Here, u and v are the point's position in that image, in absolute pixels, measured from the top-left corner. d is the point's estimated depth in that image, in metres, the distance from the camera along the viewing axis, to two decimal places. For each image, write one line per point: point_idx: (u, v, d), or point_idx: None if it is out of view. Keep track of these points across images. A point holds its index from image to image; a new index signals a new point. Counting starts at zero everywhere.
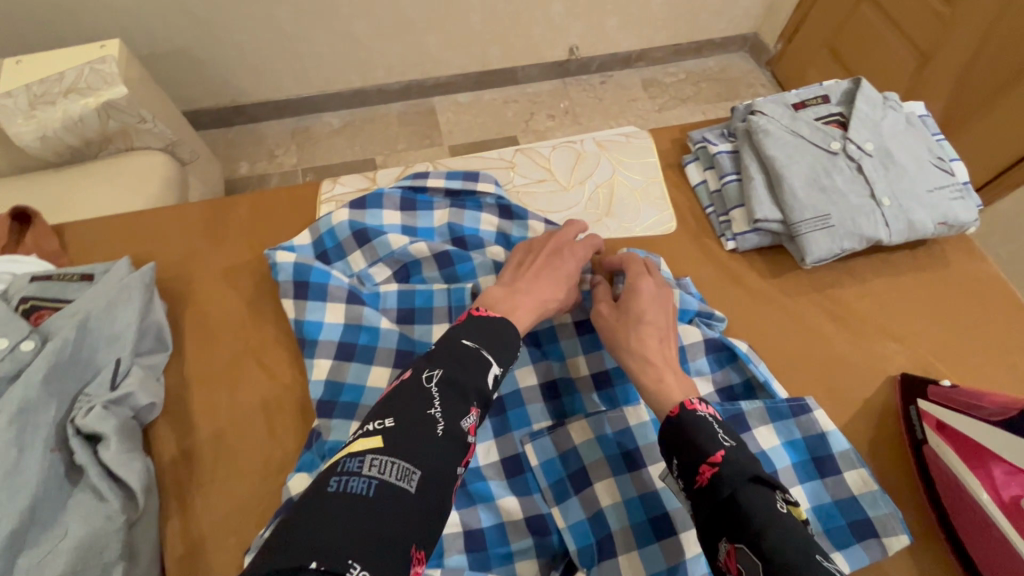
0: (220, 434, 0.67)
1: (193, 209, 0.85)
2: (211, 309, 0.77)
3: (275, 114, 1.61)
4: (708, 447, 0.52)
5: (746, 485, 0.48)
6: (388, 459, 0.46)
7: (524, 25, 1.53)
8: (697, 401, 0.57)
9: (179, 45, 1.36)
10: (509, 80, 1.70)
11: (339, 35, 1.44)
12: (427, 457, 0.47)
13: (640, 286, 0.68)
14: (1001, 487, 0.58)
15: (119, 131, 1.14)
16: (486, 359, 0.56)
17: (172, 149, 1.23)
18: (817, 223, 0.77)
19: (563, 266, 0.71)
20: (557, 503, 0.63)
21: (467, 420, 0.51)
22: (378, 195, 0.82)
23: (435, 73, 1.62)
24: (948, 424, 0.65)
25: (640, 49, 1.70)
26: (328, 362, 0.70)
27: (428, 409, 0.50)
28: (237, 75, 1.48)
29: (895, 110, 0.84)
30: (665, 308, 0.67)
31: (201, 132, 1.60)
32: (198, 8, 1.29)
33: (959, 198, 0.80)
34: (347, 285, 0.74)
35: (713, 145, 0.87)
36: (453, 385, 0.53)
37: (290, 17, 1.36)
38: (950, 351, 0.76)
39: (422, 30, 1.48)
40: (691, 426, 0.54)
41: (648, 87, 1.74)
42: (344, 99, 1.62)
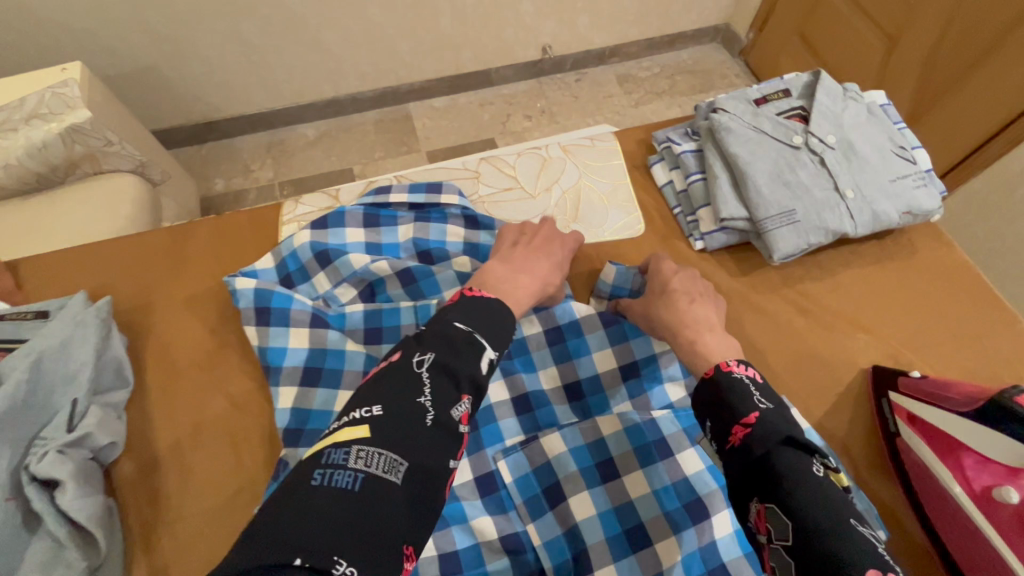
0: (187, 470, 0.66)
1: (151, 237, 0.83)
2: (173, 340, 0.75)
3: (248, 128, 1.59)
4: (742, 409, 0.54)
5: (779, 446, 0.51)
6: (374, 450, 0.45)
7: (495, 27, 1.52)
8: (733, 363, 0.59)
9: (145, 64, 1.34)
10: (484, 83, 1.68)
11: (309, 47, 1.41)
12: (416, 449, 0.47)
13: (662, 265, 0.72)
14: (973, 478, 0.57)
15: (86, 155, 1.10)
16: (479, 342, 0.55)
17: (142, 170, 1.20)
18: (783, 219, 0.77)
19: (555, 252, 0.72)
20: (532, 520, 0.64)
21: (457, 409, 0.50)
22: (339, 214, 0.80)
23: (408, 79, 1.60)
24: (919, 415, 0.65)
25: (614, 44, 1.70)
26: (293, 389, 0.68)
27: (419, 398, 0.49)
28: (206, 92, 1.45)
29: (856, 101, 0.84)
30: (689, 276, 0.71)
31: (173, 151, 1.57)
32: (162, 25, 1.27)
33: (922, 186, 0.80)
34: (310, 309, 0.73)
35: (677, 145, 0.87)
36: (446, 370, 0.52)
37: (256, 31, 1.34)
38: (920, 340, 0.76)
39: (392, 36, 1.46)
40: (727, 388, 0.56)
41: (623, 83, 1.73)
42: (317, 110, 1.60)
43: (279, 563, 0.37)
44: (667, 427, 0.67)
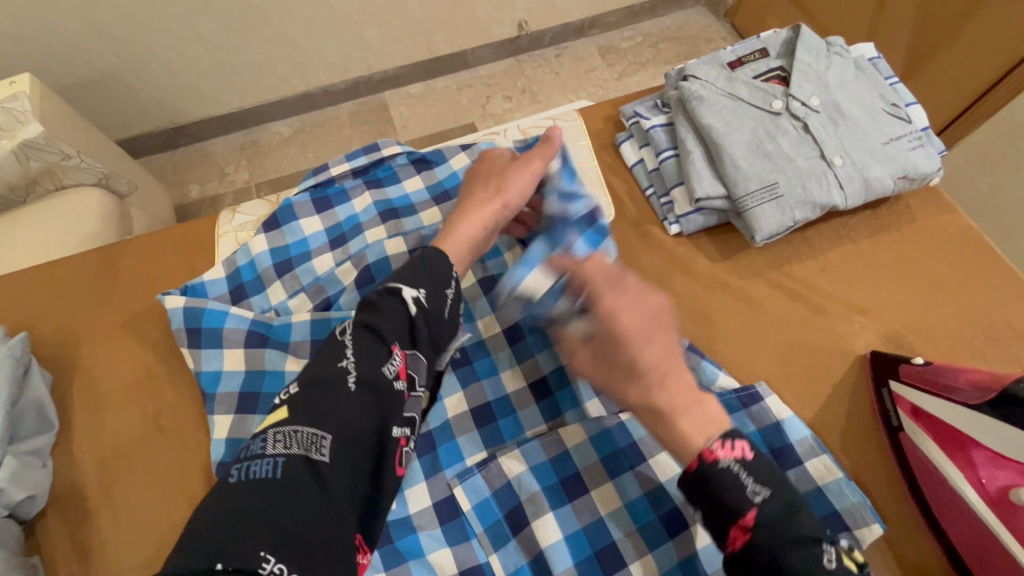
0: (121, 518, 0.60)
1: (74, 261, 0.76)
2: (103, 374, 0.68)
3: (219, 130, 1.50)
4: (736, 511, 0.44)
5: (785, 548, 0.42)
6: (291, 429, 0.44)
7: (467, 5, 1.41)
8: (717, 445, 0.46)
9: (104, 70, 1.25)
10: (460, 65, 1.58)
11: (271, 40, 1.32)
12: (339, 420, 0.45)
13: (619, 324, 0.51)
14: (986, 480, 0.51)
15: (43, 171, 1.02)
16: (395, 287, 0.54)
17: (106, 183, 1.12)
18: (765, 195, 0.69)
19: (492, 165, 0.69)
20: (496, 550, 0.57)
21: (388, 367, 0.50)
22: (287, 208, 0.75)
23: (379, 67, 1.50)
24: (922, 408, 0.58)
25: (593, 15, 1.59)
26: (228, 418, 0.62)
27: (340, 362, 0.49)
28: (170, 95, 1.36)
29: (842, 56, 0.76)
30: (655, 333, 0.51)
31: (142, 159, 1.50)
32: (113, 28, 1.18)
33: (919, 146, 0.72)
34: (246, 326, 0.66)
35: (645, 120, 0.78)
36: (368, 327, 0.51)
37: (215, 27, 1.24)
38: (924, 319, 0.68)
39: (358, 23, 1.35)
40: (713, 484, 0.45)
41: (605, 55, 1.63)
42: (289, 106, 1.51)
43: (200, 568, 0.36)
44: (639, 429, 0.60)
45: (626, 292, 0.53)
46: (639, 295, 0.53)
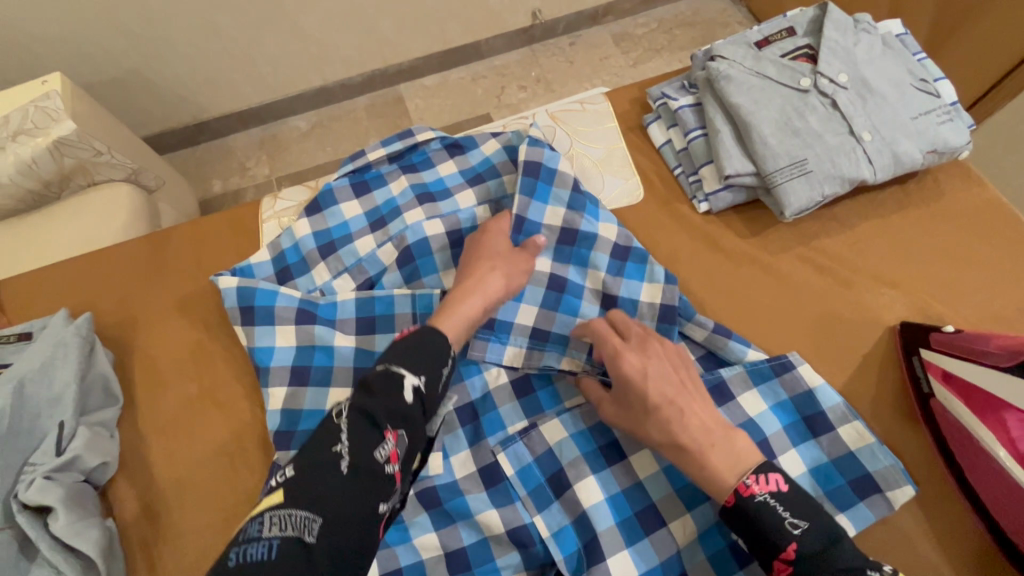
0: (184, 484, 0.64)
1: (126, 246, 0.80)
2: (160, 351, 0.72)
3: (240, 125, 1.54)
4: (776, 543, 0.49)
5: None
6: (284, 513, 0.43)
7: None
8: (751, 481, 0.51)
9: (129, 68, 1.30)
10: (475, 56, 1.60)
11: (289, 34, 1.34)
12: (332, 503, 0.44)
13: (622, 367, 0.57)
14: (1018, 440, 0.52)
15: (76, 168, 1.03)
16: (397, 373, 0.52)
17: (135, 178, 1.12)
18: (794, 170, 0.70)
19: (485, 241, 0.67)
20: (539, 512, 0.59)
21: (381, 451, 0.48)
22: (328, 192, 0.77)
23: (396, 59, 1.52)
24: (954, 373, 0.59)
25: (606, 2, 1.59)
26: (283, 390, 0.66)
27: (334, 446, 0.47)
28: (192, 92, 1.40)
29: (869, 33, 0.77)
30: (670, 377, 0.57)
31: (168, 155, 1.54)
32: (137, 27, 1.21)
33: (947, 120, 0.72)
34: (296, 304, 0.68)
35: (673, 101, 0.80)
36: (364, 411, 0.49)
37: (234, 24, 1.27)
38: (952, 292, 0.70)
39: (374, 16, 1.37)
40: (753, 517, 0.50)
41: (619, 42, 1.64)
42: (308, 100, 1.54)
43: None
44: None
45: (631, 336, 0.60)
46: (642, 340, 0.60)
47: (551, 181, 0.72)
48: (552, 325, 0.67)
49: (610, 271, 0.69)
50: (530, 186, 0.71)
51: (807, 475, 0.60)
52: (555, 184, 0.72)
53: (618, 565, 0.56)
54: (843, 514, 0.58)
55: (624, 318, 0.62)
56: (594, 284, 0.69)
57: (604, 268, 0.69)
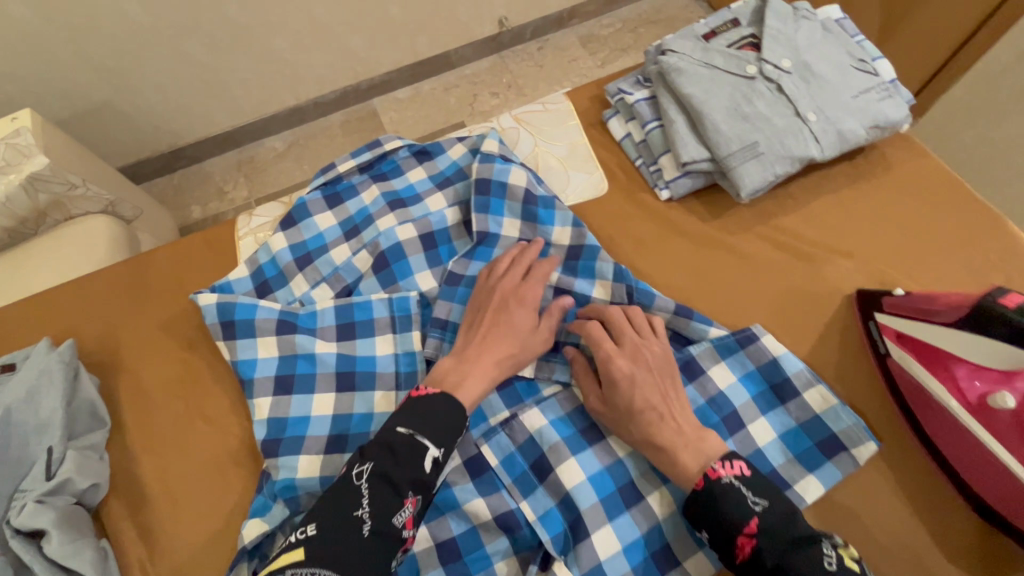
0: (177, 499, 0.66)
1: (105, 273, 0.81)
2: (144, 372, 0.73)
3: (215, 150, 1.55)
4: (739, 519, 0.51)
5: (787, 553, 0.49)
6: (308, 572, 0.47)
7: (446, 6, 1.45)
8: (719, 465, 0.54)
9: (100, 100, 1.31)
10: (445, 66, 1.63)
11: (260, 57, 1.36)
12: (351, 564, 0.48)
13: (612, 371, 0.60)
14: (967, 390, 0.57)
15: (52, 203, 1.04)
16: (420, 444, 0.54)
17: (112, 210, 1.14)
18: (746, 153, 0.74)
19: (518, 322, 0.65)
20: (524, 497, 0.61)
21: (399, 517, 0.51)
22: (302, 206, 0.80)
23: (367, 74, 1.54)
24: (905, 332, 0.62)
25: (571, 6, 1.63)
26: (268, 400, 0.67)
27: (355, 510, 0.51)
28: (166, 120, 1.41)
29: (809, 20, 0.81)
30: (659, 387, 0.60)
31: (144, 184, 1.55)
32: (106, 59, 1.22)
33: (887, 96, 0.76)
34: (276, 315, 0.70)
35: (629, 95, 0.83)
36: (384, 478, 0.52)
37: (203, 50, 1.29)
38: (905, 258, 0.73)
39: (342, 33, 1.40)
40: (718, 497, 0.53)
41: (587, 44, 1.68)
42: (282, 121, 1.56)
43: None
44: None
45: (625, 342, 0.63)
46: (634, 348, 0.62)
47: (503, 193, 0.76)
48: None
49: (564, 272, 0.73)
50: (484, 201, 0.76)
51: (779, 441, 0.63)
52: (507, 197, 0.76)
53: (603, 540, 0.58)
54: (814, 474, 0.61)
55: (621, 321, 0.64)
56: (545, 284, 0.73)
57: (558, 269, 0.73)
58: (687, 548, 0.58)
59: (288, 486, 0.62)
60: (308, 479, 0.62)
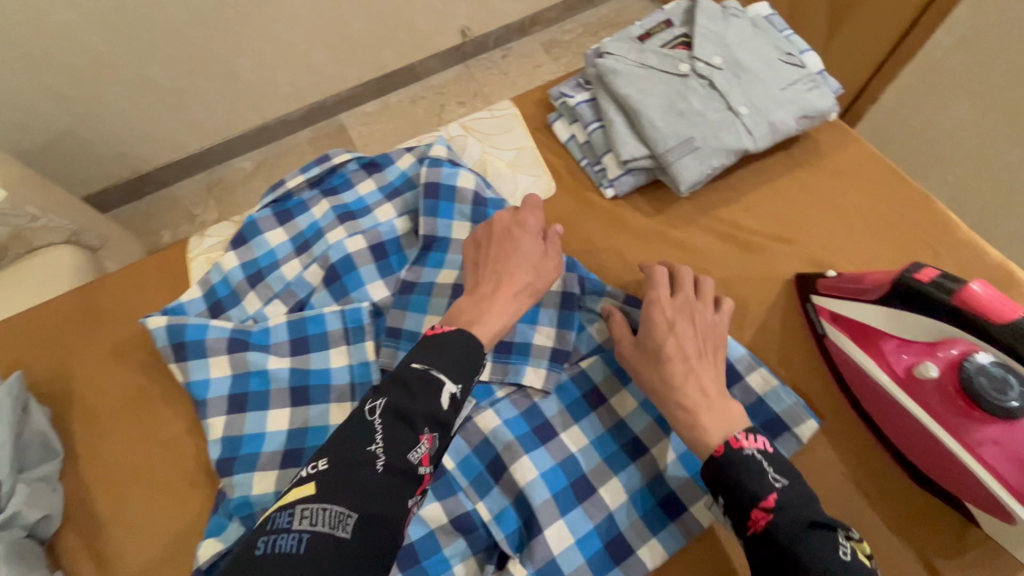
0: (132, 526, 0.65)
1: (55, 302, 0.80)
2: (98, 400, 0.73)
3: (183, 173, 1.54)
4: (758, 492, 0.51)
5: (804, 533, 0.48)
6: (319, 506, 0.44)
7: (407, 20, 1.44)
8: (742, 436, 0.55)
9: (62, 128, 1.28)
10: (411, 78, 1.64)
11: (223, 78, 1.35)
12: (365, 498, 0.46)
13: (655, 312, 0.63)
14: (896, 363, 0.59)
15: (11, 236, 1.00)
16: (436, 379, 0.53)
17: (76, 239, 1.10)
18: (683, 148, 0.76)
19: (524, 247, 0.66)
20: (481, 498, 0.62)
21: (415, 453, 0.49)
22: (251, 224, 0.80)
23: (333, 90, 1.54)
24: (839, 313, 0.65)
25: (533, 14, 1.65)
26: (222, 420, 0.67)
27: (368, 446, 0.49)
28: (130, 145, 1.40)
29: (737, 17, 0.84)
30: (699, 338, 0.62)
31: (111, 212, 1.53)
32: (65, 87, 1.20)
33: (814, 87, 0.79)
34: (227, 334, 0.70)
35: (570, 98, 0.85)
36: (399, 413, 0.50)
37: (165, 73, 1.27)
38: (842, 241, 0.76)
39: (306, 50, 1.38)
40: (739, 467, 0.53)
41: (550, 49, 1.71)
42: (250, 140, 1.55)
43: None
44: (597, 374, 0.69)
45: (679, 297, 0.65)
46: (687, 302, 0.65)
47: (452, 198, 0.77)
48: None
49: None
50: (432, 206, 0.77)
51: None
52: (456, 201, 0.77)
53: (556, 534, 0.59)
54: None
55: (686, 279, 0.67)
56: None
57: None
58: (641, 536, 0.60)
59: (245, 504, 0.62)
60: (263, 495, 0.63)
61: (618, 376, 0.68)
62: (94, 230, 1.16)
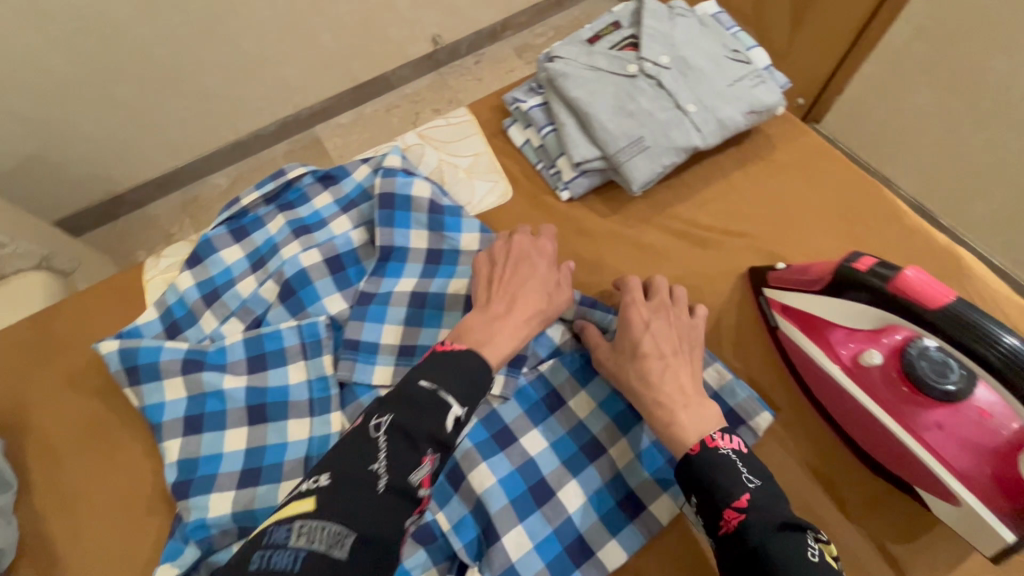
0: (88, 556, 0.64)
1: (11, 331, 0.78)
2: (53, 429, 0.72)
3: (158, 193, 1.52)
4: (730, 491, 0.51)
5: (775, 533, 0.48)
6: (317, 525, 0.43)
7: (378, 30, 1.44)
8: (718, 436, 0.55)
9: (31, 153, 1.25)
10: (384, 87, 1.64)
11: (192, 95, 1.33)
12: (364, 518, 0.44)
13: (631, 313, 0.64)
14: (843, 351, 0.60)
15: None
16: (444, 400, 0.51)
17: (47, 263, 1.08)
18: (634, 148, 0.77)
19: (540, 275, 0.65)
20: (440, 507, 0.62)
21: (417, 474, 0.48)
22: (206, 242, 0.79)
23: (306, 103, 1.53)
24: (789, 304, 0.65)
25: (503, 19, 1.66)
26: (178, 442, 0.67)
27: (371, 464, 0.47)
28: (101, 167, 1.38)
29: (684, 17, 0.85)
30: (672, 335, 0.63)
31: (85, 237, 1.51)
32: (30, 112, 1.18)
33: (759, 83, 0.80)
34: (181, 355, 0.69)
35: (523, 103, 0.85)
36: (404, 432, 0.49)
37: (133, 93, 1.26)
38: (796, 234, 0.77)
39: (276, 63, 1.37)
40: (714, 466, 0.53)
41: (522, 54, 1.72)
42: (224, 157, 1.54)
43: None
44: (557, 376, 0.69)
45: (653, 300, 0.66)
46: (661, 306, 0.66)
47: (408, 208, 0.77)
48: (417, 339, 0.72)
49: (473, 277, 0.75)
50: (388, 216, 0.76)
51: None
52: (412, 209, 0.77)
53: (515, 540, 0.59)
54: None
55: (660, 285, 0.68)
56: (456, 292, 0.74)
57: (467, 277, 0.75)
58: (601, 537, 0.61)
59: (201, 527, 0.61)
60: (220, 517, 0.62)
61: (578, 378, 0.68)
62: (64, 254, 1.13)
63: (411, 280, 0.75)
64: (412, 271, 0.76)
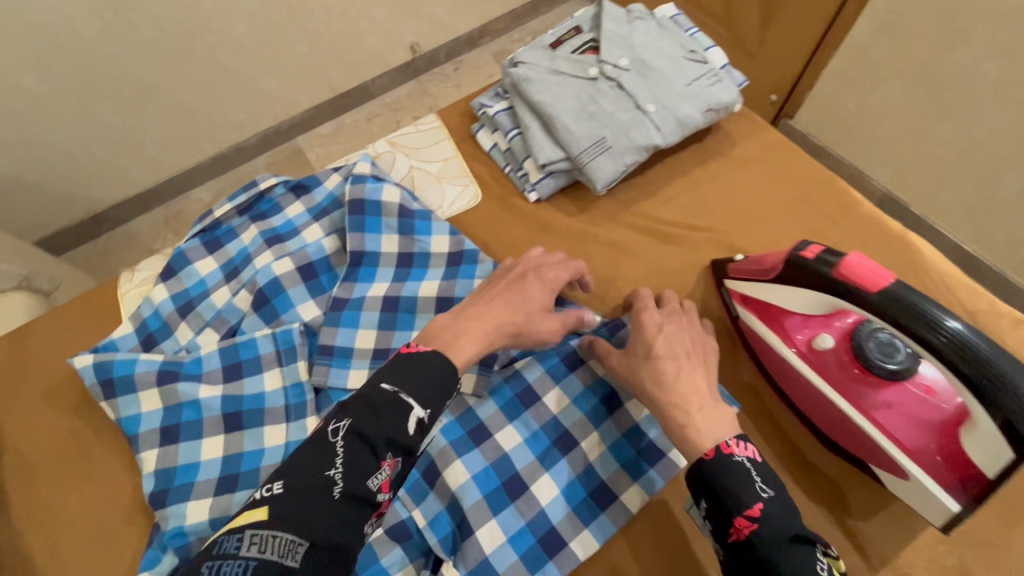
0: (67, 569, 0.65)
1: None
2: (30, 445, 0.72)
3: (139, 209, 1.52)
4: (743, 500, 0.49)
5: (786, 547, 0.46)
6: (269, 534, 0.44)
7: (356, 40, 1.46)
8: (733, 442, 0.53)
9: (7, 173, 1.26)
10: (365, 97, 1.65)
11: (170, 110, 1.34)
12: (316, 525, 0.45)
13: (645, 318, 0.63)
14: (798, 338, 0.63)
15: None
16: (405, 403, 0.51)
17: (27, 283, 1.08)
18: (597, 148, 0.79)
19: (530, 294, 0.65)
20: (416, 505, 0.63)
21: (375, 479, 0.49)
22: (180, 255, 0.80)
23: (287, 114, 1.54)
24: (747, 295, 0.67)
25: (480, 26, 1.68)
26: (155, 452, 0.68)
27: (327, 470, 0.48)
28: (80, 184, 1.38)
29: (643, 20, 0.87)
30: (683, 339, 0.62)
31: (65, 256, 1.50)
32: (5, 132, 1.18)
33: (716, 82, 0.83)
34: (156, 367, 0.70)
35: (489, 108, 0.87)
36: (361, 437, 0.49)
37: (110, 110, 1.26)
38: (757, 227, 0.79)
39: (254, 76, 1.38)
40: (727, 473, 0.51)
41: (501, 59, 1.74)
42: (205, 171, 1.54)
43: None
44: (531, 373, 0.70)
45: (665, 308, 0.66)
46: (674, 313, 0.65)
47: (378, 213, 0.79)
48: (390, 342, 0.73)
49: (444, 279, 0.77)
50: (358, 222, 0.77)
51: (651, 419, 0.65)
52: (383, 215, 0.79)
53: (488, 535, 0.61)
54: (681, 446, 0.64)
55: (670, 299, 0.68)
56: (427, 294, 0.76)
57: (439, 279, 0.77)
58: (573, 528, 0.62)
59: (178, 534, 0.63)
60: (196, 524, 0.63)
61: (552, 375, 0.70)
62: (44, 273, 1.13)
63: (383, 284, 0.77)
64: (385, 275, 0.77)
